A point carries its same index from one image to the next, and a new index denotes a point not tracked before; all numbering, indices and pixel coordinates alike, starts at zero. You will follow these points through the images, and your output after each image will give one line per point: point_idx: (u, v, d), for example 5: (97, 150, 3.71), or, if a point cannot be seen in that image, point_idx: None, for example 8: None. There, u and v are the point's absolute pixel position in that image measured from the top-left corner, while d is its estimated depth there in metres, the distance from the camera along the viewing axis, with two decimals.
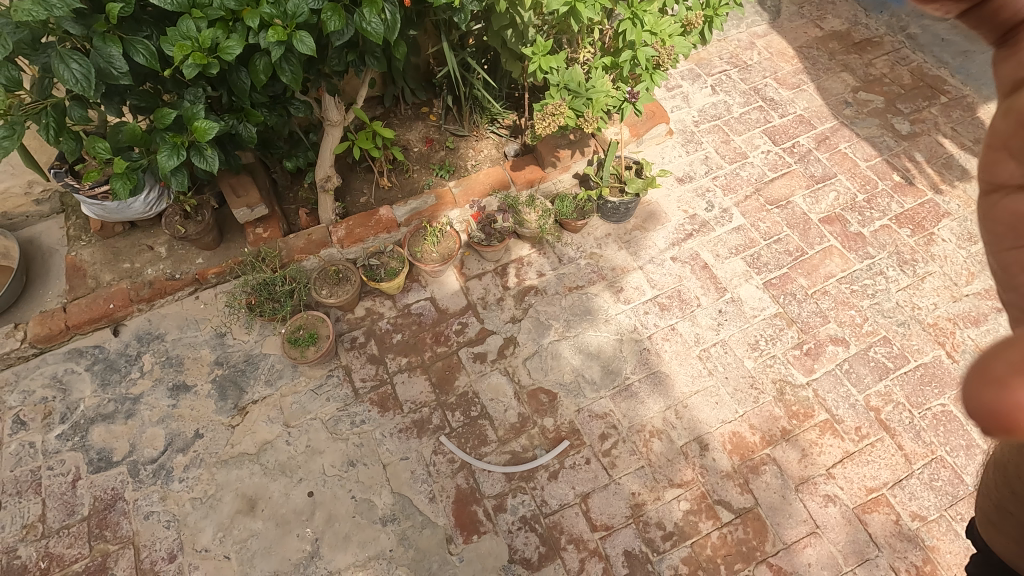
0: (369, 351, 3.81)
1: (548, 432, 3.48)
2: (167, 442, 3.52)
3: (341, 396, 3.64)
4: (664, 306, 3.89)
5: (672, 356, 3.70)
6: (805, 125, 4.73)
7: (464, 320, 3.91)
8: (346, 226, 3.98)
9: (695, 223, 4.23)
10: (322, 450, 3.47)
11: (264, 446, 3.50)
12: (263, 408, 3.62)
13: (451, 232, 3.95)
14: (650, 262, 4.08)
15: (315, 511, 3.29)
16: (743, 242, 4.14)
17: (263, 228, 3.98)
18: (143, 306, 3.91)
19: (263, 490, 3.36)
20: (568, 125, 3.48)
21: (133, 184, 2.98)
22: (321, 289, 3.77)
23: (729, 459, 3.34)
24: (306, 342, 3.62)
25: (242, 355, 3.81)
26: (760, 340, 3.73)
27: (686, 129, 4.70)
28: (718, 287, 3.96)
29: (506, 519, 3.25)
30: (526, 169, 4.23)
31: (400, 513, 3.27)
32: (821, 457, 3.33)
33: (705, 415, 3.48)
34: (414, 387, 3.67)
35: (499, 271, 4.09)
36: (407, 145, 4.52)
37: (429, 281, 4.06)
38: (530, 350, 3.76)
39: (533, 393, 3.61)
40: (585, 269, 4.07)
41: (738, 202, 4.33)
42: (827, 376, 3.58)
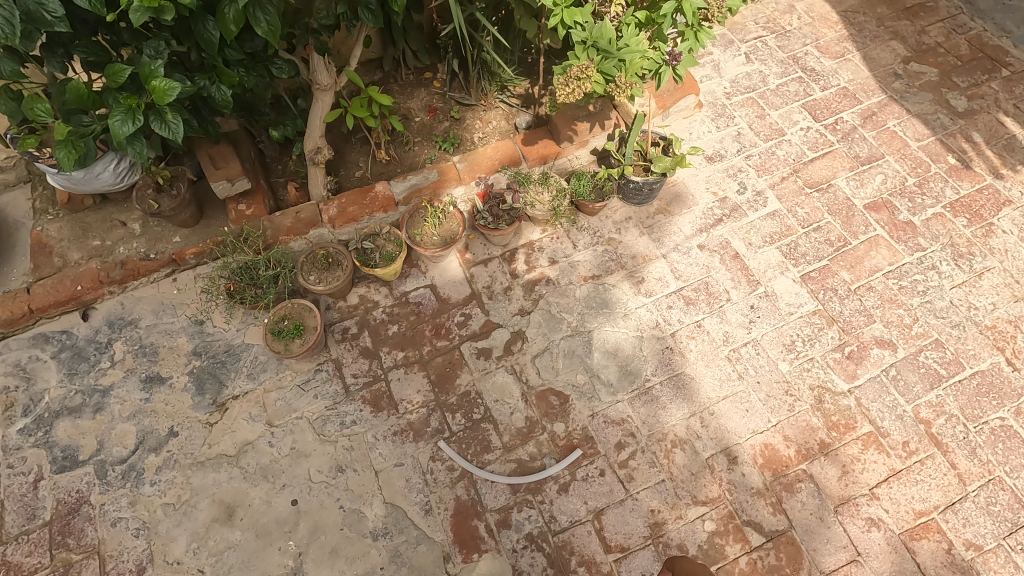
0: (362, 343, 3.45)
1: (559, 439, 3.14)
2: (139, 440, 3.20)
3: (330, 393, 3.31)
4: (689, 300, 3.50)
5: (697, 357, 3.32)
6: (849, 99, 4.26)
7: (468, 311, 3.53)
8: (339, 204, 3.60)
9: (725, 207, 3.81)
10: (309, 453, 3.15)
11: (244, 447, 3.17)
12: (245, 404, 3.29)
13: (454, 212, 3.56)
14: (675, 250, 3.68)
15: (299, 522, 2.98)
16: (779, 230, 3.72)
17: (246, 205, 3.59)
18: (114, 289, 3.55)
19: (242, 496, 3.04)
20: (596, 90, 3.06)
21: (83, 154, 2.58)
22: (309, 275, 3.36)
23: (760, 475, 3.00)
24: (291, 334, 3.21)
25: (223, 345, 3.46)
26: (797, 341, 3.35)
27: (717, 102, 4.24)
28: (750, 280, 3.56)
29: (511, 536, 2.94)
30: (539, 143, 3.81)
31: (393, 526, 2.96)
32: (865, 475, 2.97)
33: (734, 424, 3.12)
34: (411, 384, 3.32)
35: (507, 257, 3.70)
36: (408, 114, 4.09)
37: (430, 266, 3.67)
38: (541, 345, 3.40)
39: (543, 395, 3.25)
40: (602, 257, 3.67)
41: (774, 184, 3.90)
42: (871, 383, 3.20)
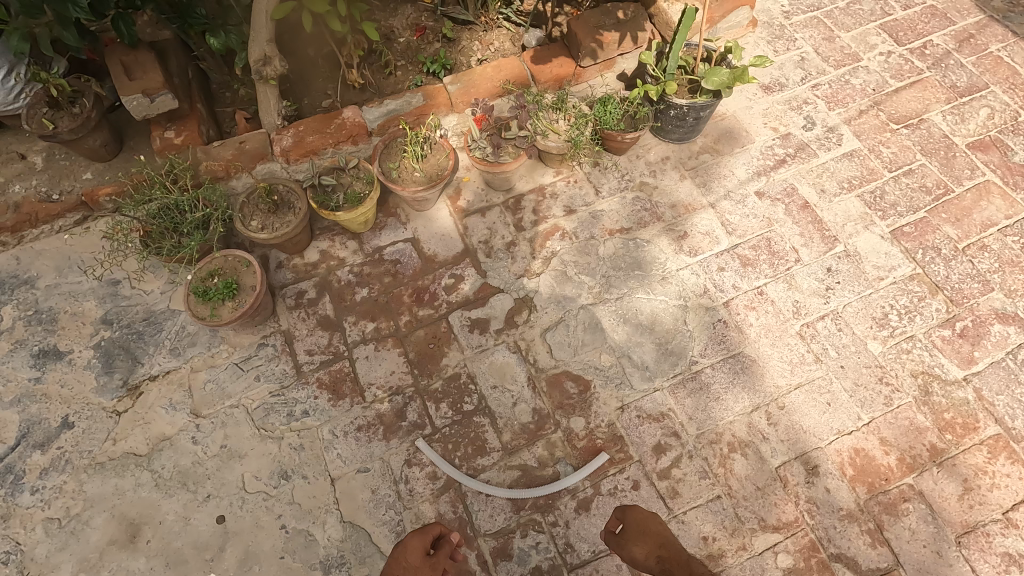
0: (321, 312, 2.66)
1: (577, 439, 2.35)
2: (21, 433, 2.42)
3: (276, 374, 2.52)
4: (747, 261, 2.69)
5: (760, 333, 2.52)
6: (939, 19, 3.41)
7: (459, 272, 2.73)
8: (295, 132, 2.80)
9: (789, 146, 3.00)
10: (243, 454, 2.37)
11: (159, 445, 2.39)
12: (164, 388, 2.51)
13: (443, 142, 2.73)
14: (727, 198, 2.87)
15: (225, 548, 2.21)
16: (860, 174, 2.90)
17: (175, 133, 2.78)
18: (7, 238, 2.75)
19: (151, 511, 2.27)
20: None
21: None
22: (251, 220, 2.56)
23: (852, 492, 2.21)
24: (219, 294, 2.36)
25: (141, 312, 2.67)
26: (890, 314, 2.54)
27: (774, 22, 3.40)
28: (826, 236, 2.74)
29: (511, 570, 2.17)
30: (553, 61, 2.98)
31: (352, 555, 2.19)
32: (994, 494, 2.20)
33: (812, 422, 2.33)
34: (383, 365, 2.53)
35: (511, 205, 2.89)
36: (390, 33, 3.28)
37: (413, 216, 2.87)
38: (553, 317, 2.60)
39: (556, 381, 2.46)
40: (632, 206, 2.86)
41: (850, 118, 3.08)
42: (993, 371, 2.41)
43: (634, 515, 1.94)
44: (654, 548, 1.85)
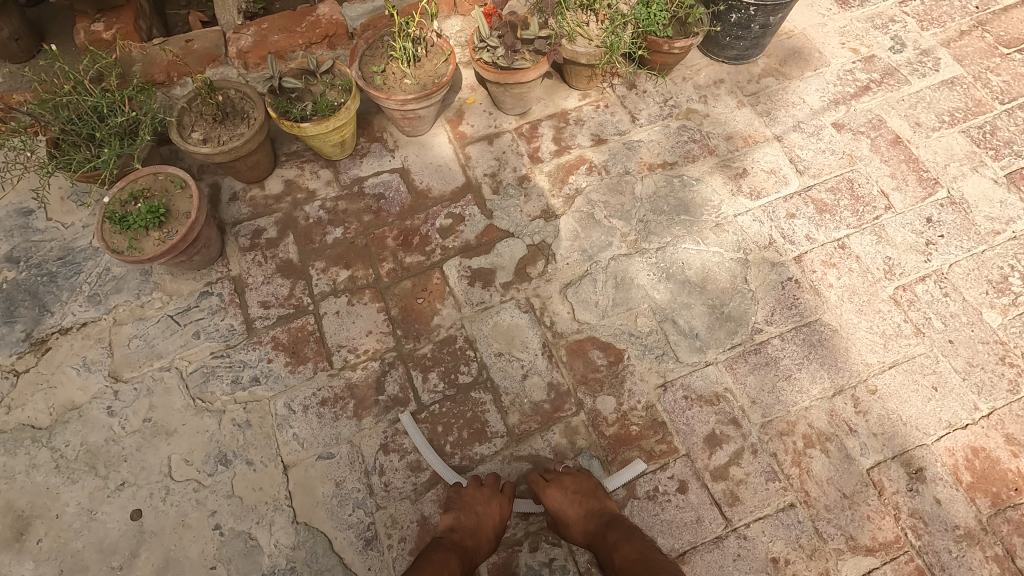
0: (282, 255, 2.10)
1: (606, 425, 1.81)
2: None
3: (221, 330, 1.97)
4: (824, 207, 2.12)
5: (843, 296, 1.96)
6: None
7: (459, 211, 2.16)
8: (256, 30, 2.22)
9: (873, 70, 2.41)
10: (171, 430, 1.83)
11: (64, 417, 1.85)
12: (77, 344, 1.96)
13: (442, 43, 2.15)
14: (797, 129, 2.29)
15: (140, 552, 1.68)
16: (964, 105, 2.31)
17: (105, 26, 2.20)
18: None
19: (46, 501, 1.74)
20: None
21: None
22: (191, 132, 2.00)
23: (972, 505, 1.67)
24: (141, 221, 1.80)
25: (57, 250, 2.12)
26: (1011, 277, 1.98)
27: None
28: (924, 178, 2.16)
29: None
30: None
31: (305, 567, 1.67)
32: None
33: (915, 412, 1.78)
34: (357, 324, 1.98)
35: (525, 132, 2.31)
36: None
37: (402, 141, 2.30)
38: (576, 270, 2.04)
39: (579, 349, 1.91)
40: (677, 137, 2.28)
41: (948, 40, 2.48)
42: None
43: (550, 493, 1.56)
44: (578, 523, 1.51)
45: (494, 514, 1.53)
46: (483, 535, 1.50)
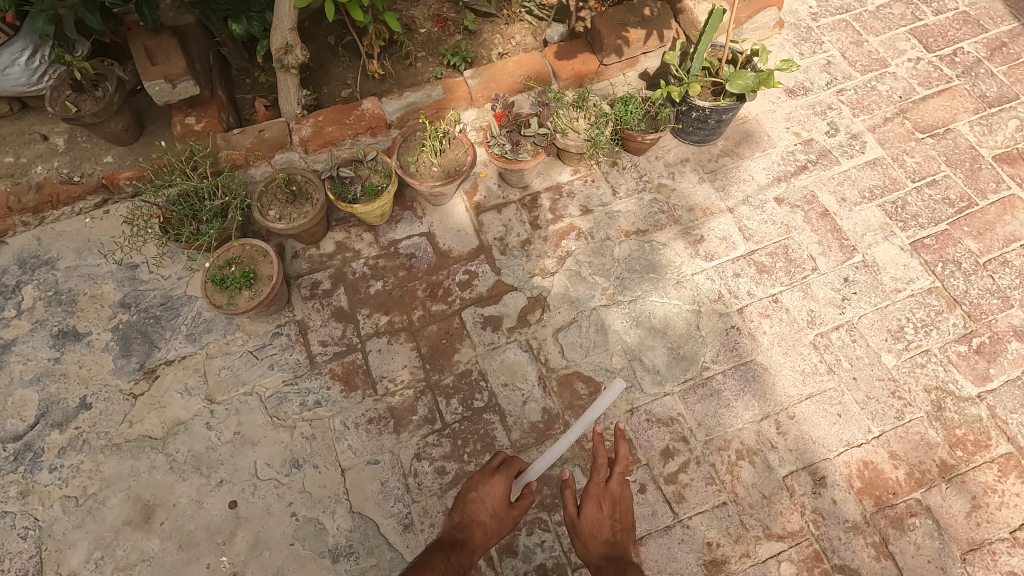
0: (336, 303, 2.68)
1: (586, 440, 2.37)
2: (41, 412, 2.47)
3: (290, 363, 2.55)
4: (763, 268, 2.68)
5: (773, 341, 2.52)
6: (971, 26, 3.35)
7: (474, 268, 2.73)
8: (314, 122, 2.80)
9: (811, 152, 2.96)
10: (256, 441, 2.41)
11: (174, 429, 2.43)
12: (179, 373, 2.54)
13: (462, 137, 2.73)
14: (746, 203, 2.84)
15: (237, 532, 2.26)
16: (882, 183, 2.86)
17: (196, 119, 2.79)
18: (28, 219, 2.80)
19: (165, 493, 2.32)
20: None
21: None
22: (269, 210, 2.59)
23: (859, 505, 2.21)
24: (237, 283, 2.40)
25: (158, 297, 2.70)
26: (907, 327, 2.52)
27: (801, 24, 3.35)
28: (844, 245, 2.71)
29: (515, 566, 2.18)
30: (575, 57, 2.95)
31: (360, 544, 2.24)
32: (1002, 513, 2.18)
33: (822, 434, 2.33)
34: (395, 358, 2.55)
35: (528, 202, 2.88)
36: (411, 24, 3.29)
37: (428, 210, 2.87)
38: (566, 317, 2.60)
39: (567, 381, 2.48)
40: (649, 208, 2.84)
41: (875, 125, 3.03)
42: (1009, 390, 2.38)
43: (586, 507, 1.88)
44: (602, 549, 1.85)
45: (486, 503, 1.94)
46: (477, 522, 1.89)
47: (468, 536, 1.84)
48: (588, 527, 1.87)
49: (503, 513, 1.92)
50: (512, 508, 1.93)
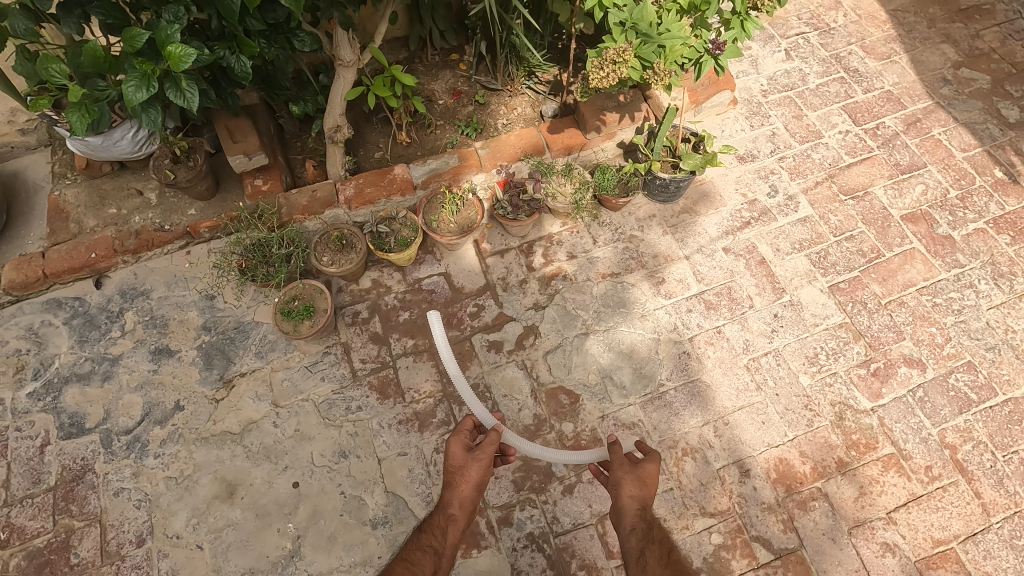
0: (372, 328, 3.39)
1: (567, 439, 3.07)
2: (145, 412, 3.19)
3: (337, 376, 3.26)
4: (710, 305, 3.38)
5: (715, 364, 3.21)
6: (893, 103, 4.05)
7: (481, 302, 3.44)
8: (356, 184, 3.49)
9: (754, 210, 3.65)
10: (312, 436, 3.11)
11: (249, 426, 3.14)
12: (251, 382, 3.25)
13: (473, 200, 3.44)
14: (699, 252, 3.54)
15: (299, 505, 2.96)
16: (809, 237, 3.56)
17: (263, 181, 3.52)
18: (128, 258, 3.51)
19: (244, 475, 3.02)
20: (632, 78, 2.83)
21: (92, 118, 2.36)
22: (322, 256, 3.32)
23: (773, 490, 2.90)
24: (300, 315, 3.17)
25: (232, 321, 3.41)
26: (820, 354, 3.21)
27: (752, 99, 4.05)
28: (776, 288, 3.41)
29: (511, 534, 2.86)
30: (564, 133, 3.67)
31: (393, 515, 2.94)
32: (882, 498, 2.86)
33: (749, 436, 3.02)
34: (419, 373, 3.26)
35: (525, 248, 3.59)
36: (431, 96, 3.95)
37: (445, 254, 3.58)
38: (553, 342, 3.31)
39: (553, 393, 3.18)
40: (622, 255, 3.55)
41: (807, 188, 3.72)
42: (896, 404, 3.07)
43: (649, 464, 2.46)
44: (642, 497, 2.40)
45: (450, 465, 2.46)
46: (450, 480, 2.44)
47: (443, 505, 2.41)
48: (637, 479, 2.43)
49: (462, 461, 2.44)
50: (468, 461, 2.44)
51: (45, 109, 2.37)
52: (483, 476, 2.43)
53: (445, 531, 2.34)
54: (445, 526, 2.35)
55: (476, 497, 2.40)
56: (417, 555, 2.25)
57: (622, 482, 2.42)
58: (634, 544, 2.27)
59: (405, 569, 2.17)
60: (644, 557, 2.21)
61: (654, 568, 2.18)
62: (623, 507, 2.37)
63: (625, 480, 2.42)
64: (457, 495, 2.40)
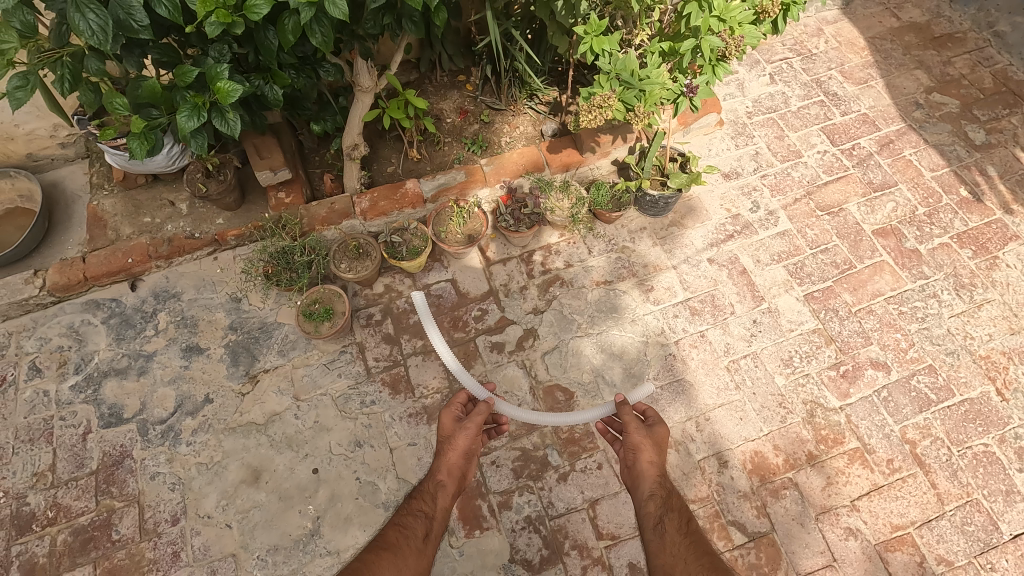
0: (385, 329, 3.70)
1: (562, 432, 3.36)
2: (178, 404, 3.49)
3: (353, 372, 3.57)
4: (695, 311, 3.69)
5: (698, 365, 3.51)
6: (869, 125, 4.37)
7: (485, 306, 3.75)
8: (371, 197, 3.79)
9: (737, 224, 3.96)
10: (330, 427, 3.42)
11: (272, 417, 3.45)
12: (274, 378, 3.55)
13: (478, 213, 3.75)
14: (686, 262, 3.85)
15: (319, 489, 3.27)
16: (787, 249, 3.86)
17: (285, 194, 3.83)
18: (161, 263, 3.81)
19: (268, 462, 3.33)
20: (617, 118, 3.19)
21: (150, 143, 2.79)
22: (340, 263, 3.63)
23: (748, 480, 3.20)
24: (321, 316, 3.49)
25: (257, 322, 3.72)
26: (795, 357, 3.51)
27: (738, 121, 4.36)
28: (755, 295, 3.72)
29: (510, 517, 3.16)
30: (563, 151, 3.99)
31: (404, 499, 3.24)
32: (847, 488, 3.17)
33: (727, 431, 3.32)
34: (428, 370, 3.57)
35: (526, 257, 3.90)
36: (440, 115, 4.26)
37: (452, 261, 3.89)
38: (550, 344, 3.62)
39: (549, 390, 3.48)
40: (615, 264, 3.86)
41: (787, 205, 4.03)
42: (862, 402, 3.37)
43: (659, 428, 2.75)
44: (660, 464, 2.57)
45: (442, 437, 2.71)
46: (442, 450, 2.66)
47: (432, 474, 2.59)
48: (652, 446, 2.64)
49: (452, 430, 2.73)
50: (458, 429, 2.72)
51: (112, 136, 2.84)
52: (470, 445, 2.68)
53: (435, 496, 2.48)
54: (434, 491, 2.50)
55: (463, 463, 2.62)
56: (409, 519, 2.32)
57: (642, 448, 2.61)
58: (654, 510, 2.36)
59: (399, 532, 2.22)
60: (662, 524, 2.28)
61: (673, 533, 2.23)
62: (644, 471, 2.53)
63: (645, 447, 2.62)
64: (446, 462, 2.61)
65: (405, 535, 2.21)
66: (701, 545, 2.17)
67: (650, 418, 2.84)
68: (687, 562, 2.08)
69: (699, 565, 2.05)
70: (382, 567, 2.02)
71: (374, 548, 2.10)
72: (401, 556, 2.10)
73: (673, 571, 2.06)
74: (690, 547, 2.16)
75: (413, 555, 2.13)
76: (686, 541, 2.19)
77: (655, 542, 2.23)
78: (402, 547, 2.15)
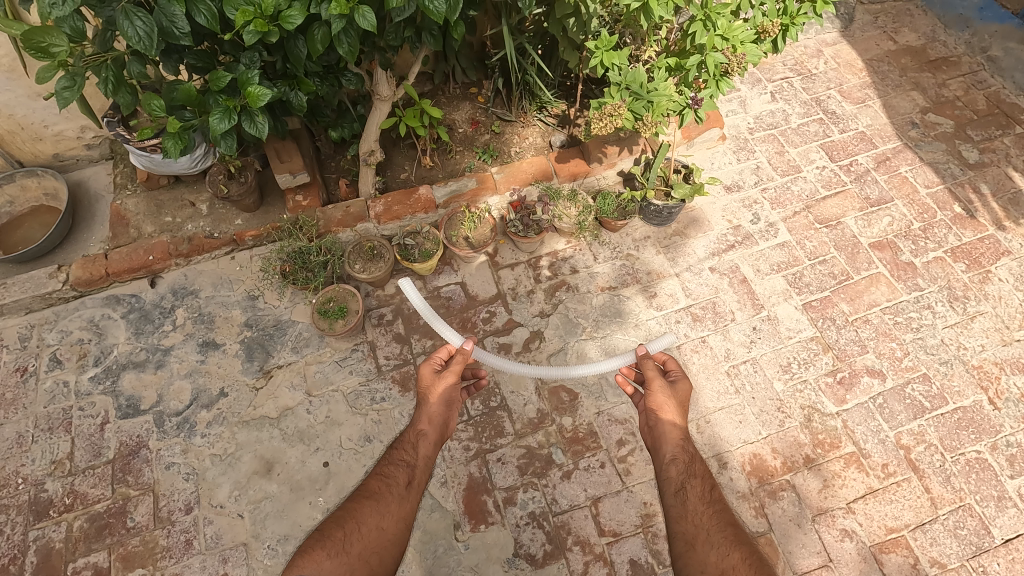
0: (395, 329, 3.81)
1: (566, 431, 3.45)
2: (193, 397, 3.59)
3: (364, 370, 3.68)
4: (697, 317, 3.80)
5: (699, 369, 3.61)
6: (866, 143, 4.52)
7: (493, 309, 3.87)
8: (385, 202, 3.91)
9: (738, 234, 4.09)
10: (341, 422, 3.52)
11: (285, 411, 3.55)
12: (287, 373, 3.66)
13: (488, 218, 3.89)
14: (688, 270, 3.97)
15: (329, 481, 3.36)
16: (787, 260, 3.99)
17: (303, 197, 3.98)
18: (180, 261, 3.94)
19: (280, 454, 3.43)
20: (626, 126, 3.33)
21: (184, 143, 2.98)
22: (354, 264, 3.74)
23: (747, 481, 3.29)
24: (335, 314, 3.61)
25: (272, 320, 3.84)
26: (793, 363, 3.62)
27: (739, 136, 4.52)
28: (755, 303, 3.84)
29: (515, 512, 3.25)
30: (571, 161, 4.15)
31: None
32: (843, 490, 3.26)
33: (727, 433, 3.41)
34: None
35: (533, 263, 4.03)
36: (452, 125, 4.42)
37: (461, 265, 4.02)
38: (556, 346, 3.73)
39: (554, 390, 3.56)
40: (620, 271, 3.99)
41: (786, 217, 4.17)
42: (858, 408, 3.47)
43: (682, 384, 2.77)
44: (683, 426, 2.63)
45: (425, 383, 2.81)
46: (423, 398, 2.77)
47: (414, 423, 2.70)
48: (677, 402, 2.71)
49: (432, 381, 2.81)
50: (437, 380, 2.80)
51: (150, 135, 3.04)
52: (449, 392, 2.78)
53: (416, 445, 2.61)
54: (415, 441, 2.62)
55: (443, 411, 2.72)
56: (391, 468, 2.50)
57: (666, 409, 2.66)
58: (676, 475, 2.45)
59: (381, 481, 2.43)
60: (684, 490, 2.38)
61: (695, 502, 2.33)
62: (667, 435, 2.59)
63: (668, 408, 2.66)
64: (426, 412, 2.71)
65: (387, 483, 2.41)
66: (724, 515, 2.28)
67: (672, 373, 2.85)
68: (709, 532, 2.20)
69: (723, 536, 2.18)
70: (365, 514, 2.28)
71: (357, 497, 2.35)
72: (383, 503, 2.34)
73: (696, 542, 2.19)
74: (714, 516, 2.27)
75: (394, 501, 2.36)
76: (710, 510, 2.30)
77: (677, 508, 2.34)
78: (385, 495, 2.38)
